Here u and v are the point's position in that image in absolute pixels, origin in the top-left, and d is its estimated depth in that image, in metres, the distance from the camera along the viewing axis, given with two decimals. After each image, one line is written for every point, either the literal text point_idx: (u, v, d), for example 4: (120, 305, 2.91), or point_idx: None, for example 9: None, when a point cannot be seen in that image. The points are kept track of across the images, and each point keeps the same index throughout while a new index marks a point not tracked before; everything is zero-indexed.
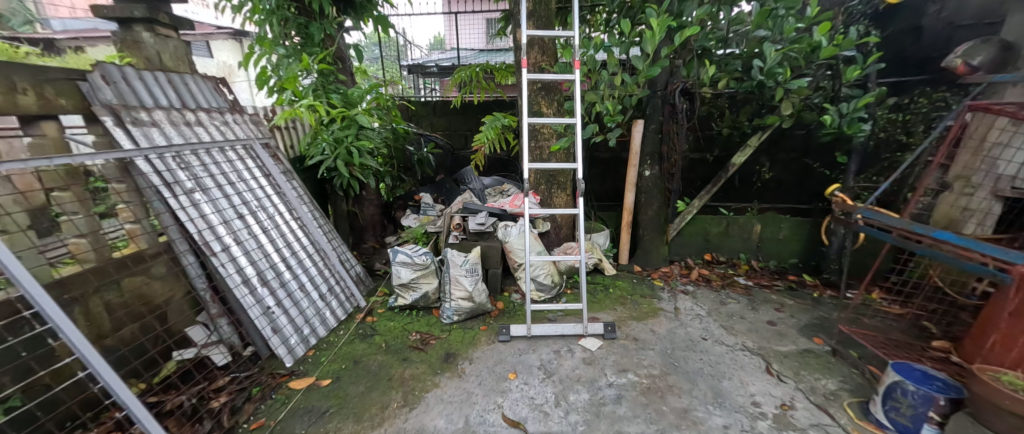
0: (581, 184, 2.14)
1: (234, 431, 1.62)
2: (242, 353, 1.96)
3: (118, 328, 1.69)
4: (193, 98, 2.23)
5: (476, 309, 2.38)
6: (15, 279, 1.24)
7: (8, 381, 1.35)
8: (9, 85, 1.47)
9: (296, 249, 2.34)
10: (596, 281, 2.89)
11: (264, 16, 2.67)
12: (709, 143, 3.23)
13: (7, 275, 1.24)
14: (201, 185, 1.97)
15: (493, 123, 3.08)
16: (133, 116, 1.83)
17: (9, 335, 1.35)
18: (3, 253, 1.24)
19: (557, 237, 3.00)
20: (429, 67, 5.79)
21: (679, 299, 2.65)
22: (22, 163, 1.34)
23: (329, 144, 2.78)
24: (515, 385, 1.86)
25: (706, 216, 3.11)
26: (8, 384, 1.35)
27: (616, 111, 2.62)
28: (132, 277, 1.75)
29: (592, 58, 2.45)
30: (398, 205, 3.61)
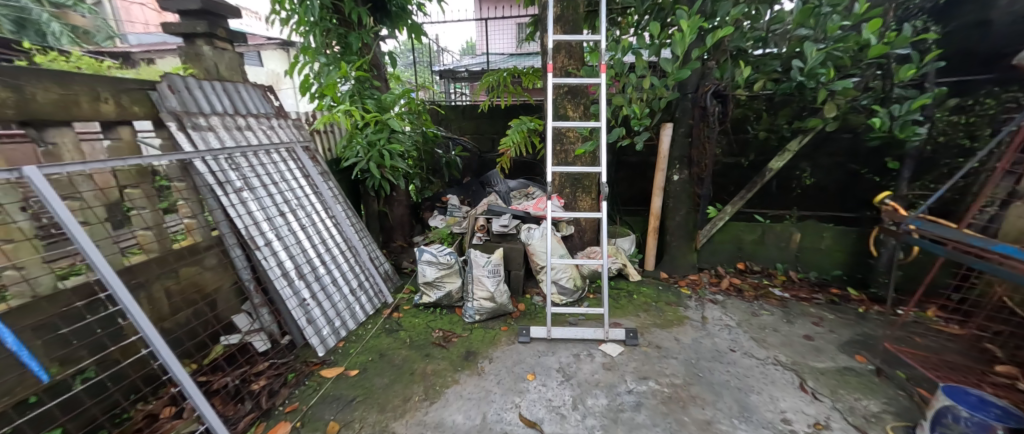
0: (605, 188, 2.11)
1: (271, 412, 1.74)
2: (280, 341, 2.13)
3: (174, 312, 1.89)
4: (244, 105, 2.43)
5: (497, 309, 2.43)
6: (94, 266, 1.40)
7: (85, 354, 1.54)
8: (94, 94, 1.69)
9: (330, 246, 2.49)
10: (619, 287, 2.84)
11: (309, 27, 2.86)
12: (742, 147, 3.05)
13: (87, 261, 1.40)
14: (248, 184, 2.14)
15: (519, 127, 3.11)
16: (193, 121, 2.04)
17: (87, 314, 1.55)
18: (86, 242, 1.40)
19: (580, 241, 3.01)
20: (459, 72, 5.99)
21: (707, 308, 2.56)
22: (104, 163, 1.50)
23: (363, 146, 2.90)
24: (534, 386, 1.88)
25: (741, 222, 2.98)
26: (86, 356, 1.55)
27: (644, 115, 2.56)
28: (187, 267, 1.96)
29: (619, 61, 2.44)
30: (426, 206, 3.77)
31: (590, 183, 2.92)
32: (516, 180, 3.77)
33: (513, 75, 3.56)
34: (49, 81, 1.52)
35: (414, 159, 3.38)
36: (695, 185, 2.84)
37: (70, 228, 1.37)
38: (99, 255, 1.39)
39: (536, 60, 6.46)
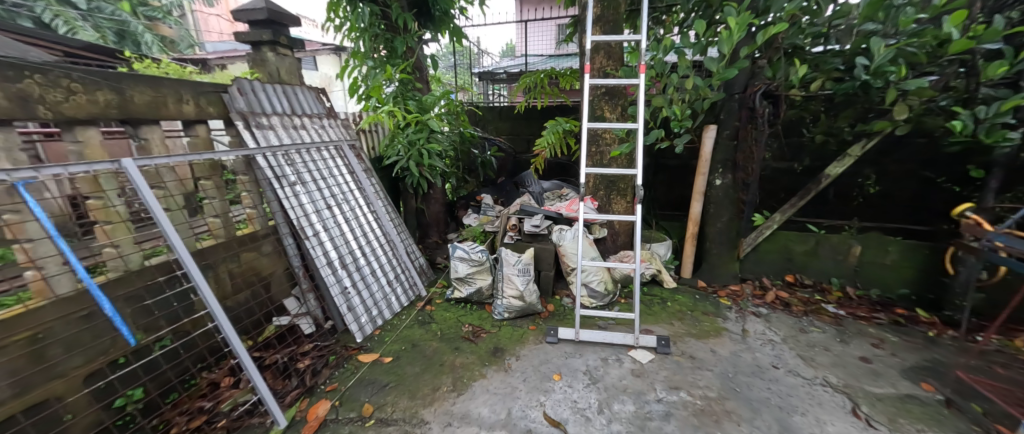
0: (640, 192, 2.05)
1: (314, 390, 1.88)
2: (324, 325, 2.29)
3: (235, 292, 2.10)
4: (301, 106, 2.64)
5: (526, 308, 2.46)
6: (173, 247, 1.58)
7: (164, 323, 1.76)
8: (178, 96, 1.91)
9: (370, 239, 2.64)
10: (653, 293, 2.76)
11: (359, 33, 3.05)
12: (794, 151, 2.85)
13: (169, 243, 1.58)
14: (301, 178, 2.32)
15: (554, 128, 3.12)
16: (257, 121, 2.25)
17: (167, 288, 1.77)
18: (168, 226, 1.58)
19: (613, 244, 2.97)
20: (498, 73, 6.09)
21: (748, 321, 2.42)
22: (186, 157, 1.69)
23: (403, 145, 3.04)
24: (559, 386, 1.88)
25: (791, 232, 2.78)
26: (164, 325, 1.76)
27: (685, 116, 2.48)
28: (247, 252, 2.16)
29: (661, 61, 2.37)
30: (460, 204, 3.87)
31: (625, 185, 2.88)
32: (550, 181, 3.78)
33: (551, 76, 3.57)
34: (143, 84, 1.75)
35: (451, 158, 3.48)
36: (739, 190, 2.69)
37: (155, 214, 1.54)
38: (177, 237, 1.57)
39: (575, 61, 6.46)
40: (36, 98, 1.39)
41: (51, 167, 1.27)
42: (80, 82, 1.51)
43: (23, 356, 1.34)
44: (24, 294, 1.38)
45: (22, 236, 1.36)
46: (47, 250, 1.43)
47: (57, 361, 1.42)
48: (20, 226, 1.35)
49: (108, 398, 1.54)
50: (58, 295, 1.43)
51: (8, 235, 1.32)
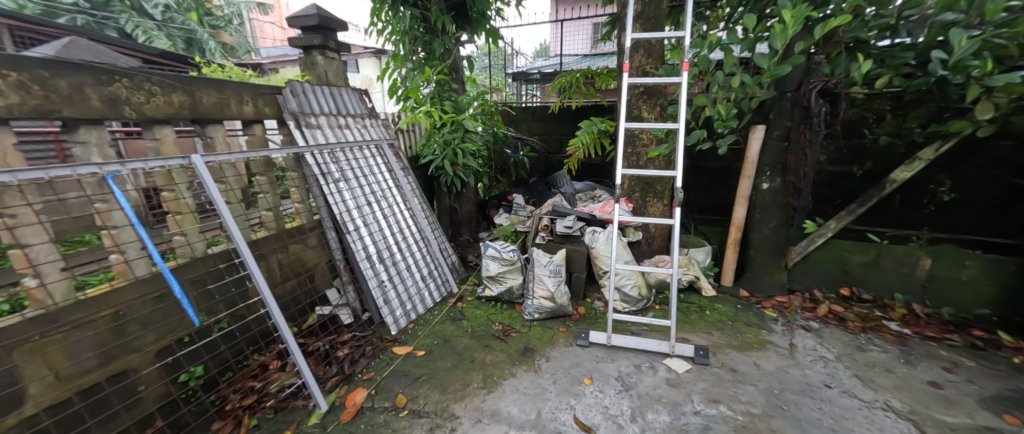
0: (680, 194, 1.97)
1: (352, 378, 1.97)
2: (361, 316, 2.39)
3: (284, 282, 2.24)
4: (346, 106, 2.78)
5: (557, 310, 2.44)
6: (233, 237, 1.68)
7: (223, 307, 1.91)
8: (240, 98, 2.07)
9: (406, 235, 2.73)
10: (690, 300, 2.65)
11: (400, 36, 3.16)
12: (854, 154, 2.63)
13: (229, 233, 1.68)
14: (344, 175, 2.44)
15: (589, 128, 3.07)
16: (306, 121, 2.38)
17: (226, 275, 1.92)
18: (228, 216, 1.69)
19: (648, 248, 2.89)
20: (532, 73, 6.10)
21: (797, 335, 2.26)
22: (251, 153, 1.81)
23: (439, 145, 3.12)
24: (590, 390, 1.85)
25: (848, 241, 2.57)
26: (223, 309, 1.91)
27: (731, 116, 2.35)
28: (294, 245, 2.30)
29: (705, 58, 2.27)
30: (492, 204, 3.91)
31: (662, 188, 2.80)
32: (583, 183, 3.73)
33: (586, 76, 3.52)
34: (211, 87, 1.91)
35: (484, 158, 3.52)
36: (789, 195, 2.52)
37: (219, 206, 1.65)
38: (237, 228, 1.69)
39: (611, 60, 6.35)
40: (124, 100, 1.56)
41: (59, 168, 1.21)
42: (159, 85, 1.68)
43: (108, 330, 1.50)
44: (108, 274, 1.54)
45: (109, 222, 1.52)
46: (128, 236, 1.58)
47: (134, 337, 1.57)
48: (108, 214, 1.51)
49: (175, 373, 1.69)
50: (137, 276, 1.59)
51: (98, 221, 1.48)
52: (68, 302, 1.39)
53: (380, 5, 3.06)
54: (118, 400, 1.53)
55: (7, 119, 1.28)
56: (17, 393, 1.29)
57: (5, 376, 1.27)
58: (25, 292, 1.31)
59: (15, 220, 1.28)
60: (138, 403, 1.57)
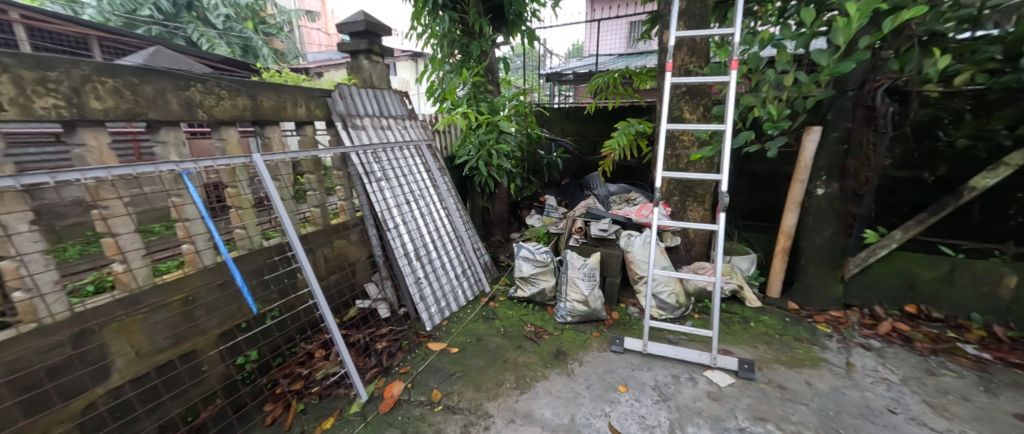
0: (725, 198, 1.87)
1: (389, 370, 2.04)
2: (398, 311, 2.47)
3: (328, 275, 2.35)
4: (389, 108, 2.88)
5: (590, 314, 2.40)
6: (287, 232, 1.76)
7: (277, 296, 2.02)
8: (295, 101, 2.20)
9: (441, 234, 2.78)
10: (732, 311, 2.52)
11: (439, 39, 3.24)
12: (926, 158, 2.40)
13: (284, 228, 1.76)
14: (386, 174, 2.52)
15: (626, 129, 3.00)
16: (352, 122, 2.49)
17: (280, 266, 2.04)
18: (284, 214, 1.76)
19: (686, 254, 2.78)
20: (566, 74, 6.07)
21: (855, 353, 2.09)
22: (304, 153, 1.91)
23: (474, 146, 3.16)
24: (625, 398, 1.80)
25: (915, 254, 2.35)
26: (277, 297, 2.03)
27: (782, 117, 2.21)
28: (338, 240, 2.41)
29: (755, 55, 2.15)
30: (524, 205, 3.91)
31: (703, 191, 2.68)
32: (617, 185, 3.66)
33: (624, 76, 3.42)
34: (270, 91, 2.04)
35: (517, 159, 3.53)
36: (848, 201, 2.34)
37: (276, 203, 1.74)
38: (291, 224, 1.77)
39: (648, 58, 6.16)
40: (198, 104, 1.69)
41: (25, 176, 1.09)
42: (227, 89, 1.82)
43: (179, 313, 1.63)
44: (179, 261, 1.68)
45: (182, 215, 1.65)
46: (199, 228, 1.71)
47: (201, 320, 1.69)
48: (182, 208, 1.64)
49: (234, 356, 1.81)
50: (204, 265, 1.72)
51: (173, 214, 1.60)
52: (148, 286, 1.53)
53: (420, 10, 3.15)
54: (187, 378, 1.65)
55: (103, 121, 1.42)
56: (105, 366, 1.41)
57: (97, 349, 1.40)
58: (113, 275, 1.45)
59: (107, 211, 1.42)
60: (204, 381, 1.70)
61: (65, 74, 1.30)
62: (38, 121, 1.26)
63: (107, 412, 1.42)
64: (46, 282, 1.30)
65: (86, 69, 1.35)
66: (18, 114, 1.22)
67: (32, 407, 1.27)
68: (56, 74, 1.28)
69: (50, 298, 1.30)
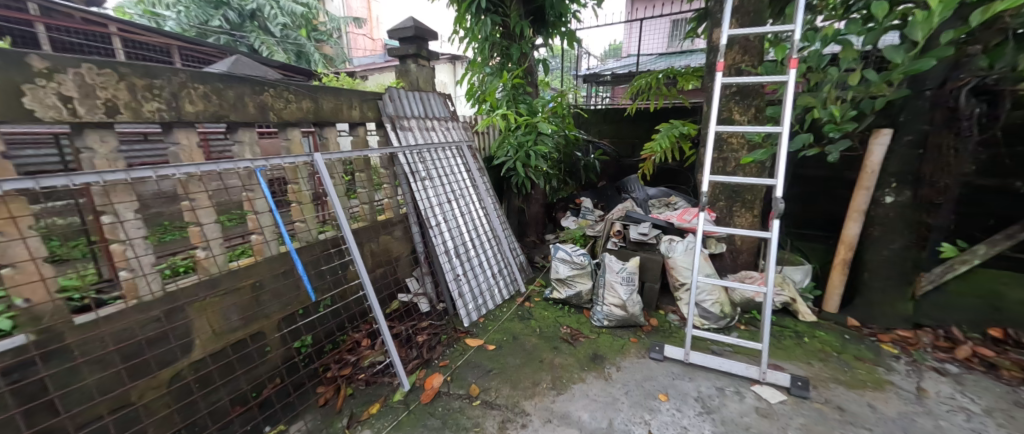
0: (779, 204, 1.77)
1: (430, 363, 2.10)
2: (437, 307, 2.53)
3: (374, 268, 2.46)
4: (433, 110, 2.97)
5: (628, 319, 2.35)
6: (342, 228, 1.82)
7: (331, 285, 2.14)
8: (352, 104, 2.32)
9: (480, 233, 2.83)
10: (783, 324, 2.38)
11: (480, 42, 3.30)
12: (1019, 165, 2.14)
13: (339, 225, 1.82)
14: (429, 174, 2.60)
15: (669, 132, 2.91)
16: (400, 123, 2.59)
17: (335, 258, 2.16)
18: (340, 211, 1.82)
19: (732, 262, 2.66)
20: (605, 75, 6.02)
21: (927, 378, 1.91)
22: (358, 153, 1.98)
23: (512, 147, 3.18)
24: (666, 407, 1.75)
25: (1003, 272, 2.11)
26: (331, 287, 2.15)
27: (846, 118, 2.06)
28: (383, 236, 2.52)
29: (816, 53, 2.01)
30: (560, 207, 3.89)
31: (753, 197, 2.55)
32: (657, 188, 3.57)
33: (668, 77, 3.32)
34: (330, 95, 2.17)
35: (554, 161, 3.52)
36: (922, 211, 2.14)
37: (333, 202, 1.80)
38: (346, 220, 1.83)
39: (692, 58, 5.93)
40: (270, 107, 1.83)
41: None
42: (295, 92, 1.96)
43: (248, 298, 1.76)
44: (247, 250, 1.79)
45: (254, 209, 1.78)
46: (266, 221, 1.83)
47: (266, 305, 1.82)
48: (253, 202, 1.76)
49: (292, 340, 1.93)
50: (269, 256, 1.83)
51: (245, 207, 1.73)
52: (224, 271, 1.67)
53: (463, 14, 3.23)
54: (253, 359, 1.78)
55: (194, 123, 1.57)
56: (189, 342, 1.56)
57: (184, 326, 1.55)
58: (195, 261, 1.59)
59: (196, 203, 1.57)
60: (267, 361, 1.83)
61: (166, 82, 1.46)
62: (146, 123, 1.42)
63: (192, 382, 1.58)
64: (147, 264, 1.46)
65: (183, 76, 1.50)
66: (131, 116, 1.39)
67: (135, 372, 1.43)
68: (160, 82, 1.44)
69: (150, 277, 1.46)
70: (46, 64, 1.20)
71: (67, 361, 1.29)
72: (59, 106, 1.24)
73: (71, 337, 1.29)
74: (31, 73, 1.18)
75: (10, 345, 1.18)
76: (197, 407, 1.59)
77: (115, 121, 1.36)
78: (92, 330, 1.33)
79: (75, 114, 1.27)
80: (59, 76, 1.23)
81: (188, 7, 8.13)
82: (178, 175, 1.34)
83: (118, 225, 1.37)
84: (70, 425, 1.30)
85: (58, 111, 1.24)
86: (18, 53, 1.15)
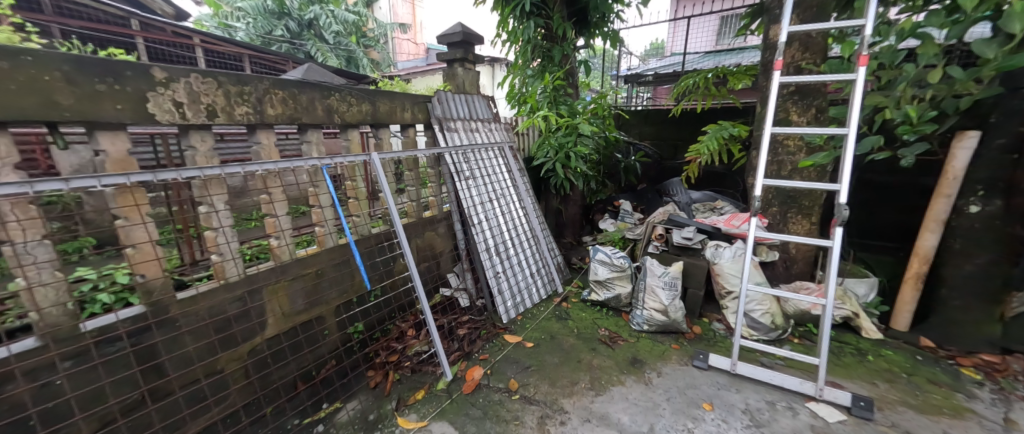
0: (843, 211, 1.65)
1: (470, 355, 2.16)
2: (476, 303, 2.59)
3: (419, 263, 2.55)
4: (477, 112, 3.05)
5: (669, 325, 2.29)
6: (394, 223, 1.90)
7: (383, 275, 2.25)
8: (405, 106, 2.44)
9: (519, 233, 2.86)
10: (843, 340, 2.21)
11: (522, 44, 3.33)
12: None
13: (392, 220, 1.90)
14: (472, 173, 2.66)
15: (717, 134, 2.79)
16: (447, 125, 2.69)
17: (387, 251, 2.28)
18: (393, 209, 1.90)
19: (786, 271, 2.51)
20: (647, 75, 5.89)
21: (1017, 408, 1.71)
22: (408, 153, 2.06)
23: (552, 148, 3.19)
24: (711, 417, 1.69)
25: None
26: (383, 277, 2.26)
27: (925, 119, 1.89)
28: (428, 232, 2.61)
29: (890, 49, 1.86)
30: (597, 209, 3.81)
31: (811, 203, 2.39)
32: (701, 192, 3.44)
33: (717, 76, 3.17)
34: (386, 98, 2.29)
35: (593, 162, 3.49)
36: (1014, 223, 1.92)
37: (387, 200, 1.88)
38: (399, 217, 1.90)
39: (740, 56, 5.68)
40: (335, 111, 1.96)
41: (79, 178, 1.09)
42: (356, 96, 2.08)
43: (310, 284, 1.89)
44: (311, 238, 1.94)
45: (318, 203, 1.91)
46: (330, 214, 1.96)
47: (325, 293, 1.95)
48: (317, 197, 1.89)
49: (346, 327, 2.05)
50: (329, 247, 1.96)
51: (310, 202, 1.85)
52: (292, 259, 1.80)
53: (506, 17, 3.28)
54: (312, 342, 1.91)
55: (273, 125, 1.72)
56: (262, 322, 1.71)
57: (259, 307, 1.70)
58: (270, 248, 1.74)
59: (272, 197, 1.71)
60: (324, 345, 1.95)
61: (254, 88, 1.62)
62: (236, 125, 1.58)
63: (261, 359, 1.72)
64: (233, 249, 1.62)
65: (266, 83, 1.66)
66: (226, 119, 1.55)
67: (224, 345, 1.60)
68: (248, 88, 1.60)
69: (235, 262, 1.61)
70: (165, 74, 1.37)
71: (173, 331, 1.46)
72: (173, 111, 1.41)
73: (175, 310, 1.46)
74: (153, 82, 1.35)
75: (130, 313, 1.36)
76: (263, 382, 1.73)
77: (214, 123, 1.52)
78: (192, 305, 1.50)
79: (185, 117, 1.43)
80: (174, 84, 1.40)
81: (255, 19, 8.93)
82: (259, 171, 1.48)
83: (213, 214, 1.52)
84: (175, 386, 1.48)
85: (172, 115, 1.41)
86: (144, 66, 1.34)
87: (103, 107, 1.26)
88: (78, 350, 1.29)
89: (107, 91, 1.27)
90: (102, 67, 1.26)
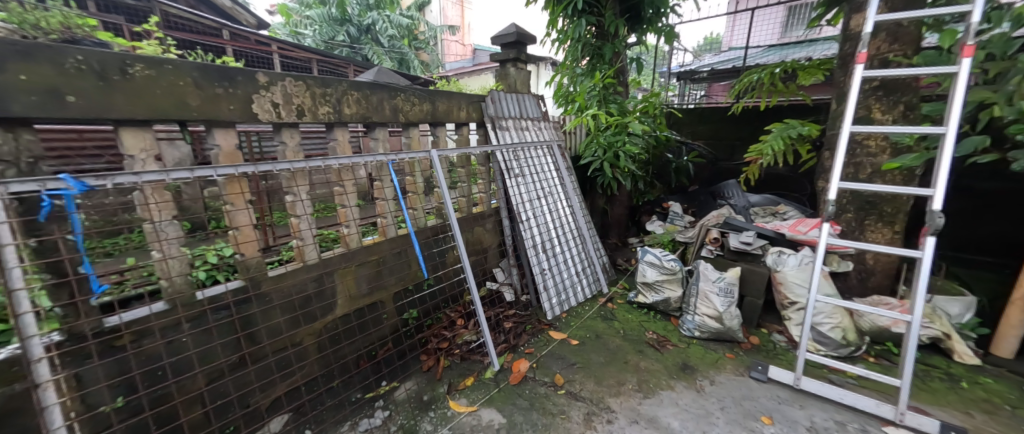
0: (937, 219, 1.47)
1: (516, 348, 2.19)
2: (521, 298, 2.62)
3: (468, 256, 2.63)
4: (529, 110, 3.08)
5: (723, 333, 2.18)
6: (449, 217, 1.97)
7: (439, 263, 2.36)
8: (462, 105, 2.51)
9: (566, 231, 2.85)
10: (928, 363, 1.99)
11: (573, 42, 3.29)
12: None
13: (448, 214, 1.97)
14: (522, 171, 2.69)
15: (782, 133, 2.60)
16: (499, 124, 2.74)
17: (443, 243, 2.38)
18: (450, 203, 1.96)
19: (860, 284, 2.30)
20: (702, 71, 5.61)
21: None
22: (462, 150, 2.12)
23: (601, 147, 3.11)
24: (771, 432, 1.60)
25: None
26: (438, 266, 2.37)
27: None
28: (478, 227, 2.68)
29: (1004, 36, 1.63)
30: (645, 210, 3.73)
31: (894, 210, 2.16)
32: (760, 195, 3.23)
33: (784, 72, 2.94)
34: (445, 97, 2.37)
35: (642, 162, 3.38)
36: None
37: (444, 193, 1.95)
38: (453, 210, 1.96)
39: (810, 49, 5.25)
40: (401, 110, 2.07)
41: (202, 168, 1.25)
42: (417, 95, 2.18)
43: (373, 270, 2.02)
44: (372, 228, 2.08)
45: (382, 196, 2.03)
46: (392, 206, 2.06)
47: (386, 279, 2.07)
48: (381, 190, 2.02)
49: (403, 312, 2.17)
50: (390, 237, 2.08)
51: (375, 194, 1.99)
52: (359, 247, 1.93)
53: (557, 16, 3.26)
54: (374, 323, 2.05)
55: (348, 123, 1.84)
56: (332, 303, 1.86)
57: (331, 288, 1.85)
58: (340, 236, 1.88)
59: (343, 189, 1.84)
60: (383, 327, 2.07)
61: (334, 90, 1.75)
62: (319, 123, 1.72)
63: (330, 336, 1.87)
64: (310, 235, 1.77)
65: (344, 86, 1.79)
66: (311, 118, 1.69)
67: (305, 319, 1.76)
68: (330, 90, 1.74)
69: (312, 246, 1.76)
70: (266, 78, 1.53)
71: (267, 304, 1.63)
72: (272, 111, 1.57)
73: (267, 285, 1.63)
74: (258, 86, 1.51)
75: (236, 285, 1.54)
76: (331, 358, 1.87)
77: (301, 122, 1.67)
78: (282, 281, 1.67)
79: (281, 117, 1.59)
80: (274, 88, 1.56)
81: (320, 25, 9.63)
82: (335, 165, 1.60)
83: (297, 202, 1.68)
84: (268, 350, 1.65)
85: (271, 114, 1.57)
86: (251, 71, 1.49)
87: (221, 108, 1.43)
88: (198, 313, 1.48)
89: (223, 93, 1.43)
90: (220, 73, 1.42)
